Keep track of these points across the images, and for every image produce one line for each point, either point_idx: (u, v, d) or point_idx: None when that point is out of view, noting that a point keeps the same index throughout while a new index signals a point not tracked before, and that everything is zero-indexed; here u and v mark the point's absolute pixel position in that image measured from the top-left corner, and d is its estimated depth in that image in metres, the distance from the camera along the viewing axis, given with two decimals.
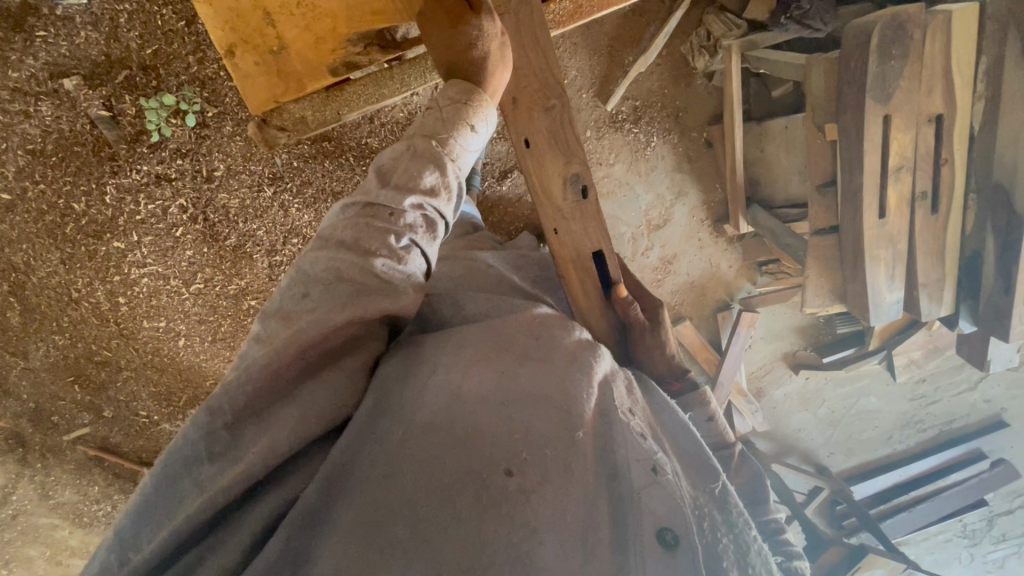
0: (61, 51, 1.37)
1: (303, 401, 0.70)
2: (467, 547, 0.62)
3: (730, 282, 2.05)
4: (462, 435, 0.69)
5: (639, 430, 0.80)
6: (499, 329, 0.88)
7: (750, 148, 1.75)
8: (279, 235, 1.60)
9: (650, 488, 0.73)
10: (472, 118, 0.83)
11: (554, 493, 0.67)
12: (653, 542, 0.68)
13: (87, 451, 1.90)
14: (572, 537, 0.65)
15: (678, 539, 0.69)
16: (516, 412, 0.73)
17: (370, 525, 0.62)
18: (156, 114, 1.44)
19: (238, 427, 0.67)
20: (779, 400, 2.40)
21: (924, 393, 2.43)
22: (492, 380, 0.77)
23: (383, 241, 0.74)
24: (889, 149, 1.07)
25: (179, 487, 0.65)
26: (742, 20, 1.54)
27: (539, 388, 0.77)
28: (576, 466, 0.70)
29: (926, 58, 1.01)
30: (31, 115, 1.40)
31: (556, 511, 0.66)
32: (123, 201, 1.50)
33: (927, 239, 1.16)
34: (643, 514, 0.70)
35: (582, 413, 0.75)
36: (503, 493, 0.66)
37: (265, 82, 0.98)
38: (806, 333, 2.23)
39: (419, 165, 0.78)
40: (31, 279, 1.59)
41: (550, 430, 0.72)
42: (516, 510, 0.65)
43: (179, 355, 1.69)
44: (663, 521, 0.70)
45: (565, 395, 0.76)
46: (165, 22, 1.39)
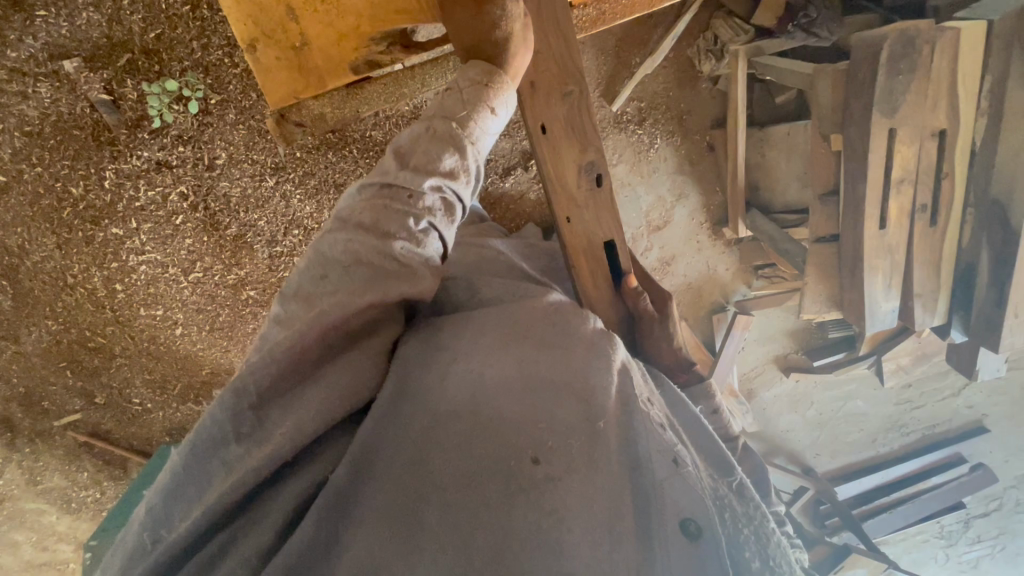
0: (62, 32, 1.34)
1: (323, 385, 0.70)
2: (496, 535, 0.63)
3: (727, 284, 2.08)
4: (487, 423, 0.70)
5: (658, 421, 0.81)
6: (517, 316, 0.88)
7: (752, 153, 1.77)
8: (280, 226, 1.59)
9: (672, 478, 0.74)
10: (494, 102, 0.82)
11: (580, 482, 0.68)
12: (677, 532, 0.69)
13: (77, 437, 1.88)
14: (599, 525, 0.66)
15: (702, 530, 0.70)
16: (539, 401, 0.74)
17: (398, 513, 0.64)
18: (159, 100, 1.42)
19: (264, 408, 0.67)
20: (768, 402, 2.44)
21: (908, 398, 2.49)
22: (515, 368, 0.78)
23: (403, 223, 0.74)
24: (892, 162, 1.09)
25: (208, 467, 0.65)
26: (750, 26, 1.55)
27: (562, 377, 0.78)
28: (600, 455, 0.72)
29: (932, 74, 1.03)
30: (29, 96, 1.38)
31: (582, 500, 0.67)
32: (123, 187, 1.48)
33: (925, 251, 1.19)
34: (666, 504, 0.71)
35: (604, 403, 0.77)
36: (530, 481, 0.67)
37: (287, 78, 1.05)
38: (798, 337, 2.27)
39: (439, 147, 0.78)
40: (25, 263, 1.56)
41: (574, 420, 0.73)
42: (544, 498, 0.66)
43: (175, 343, 1.68)
44: (686, 511, 0.71)
45: (587, 385, 0.78)
46: (168, 5, 1.36)
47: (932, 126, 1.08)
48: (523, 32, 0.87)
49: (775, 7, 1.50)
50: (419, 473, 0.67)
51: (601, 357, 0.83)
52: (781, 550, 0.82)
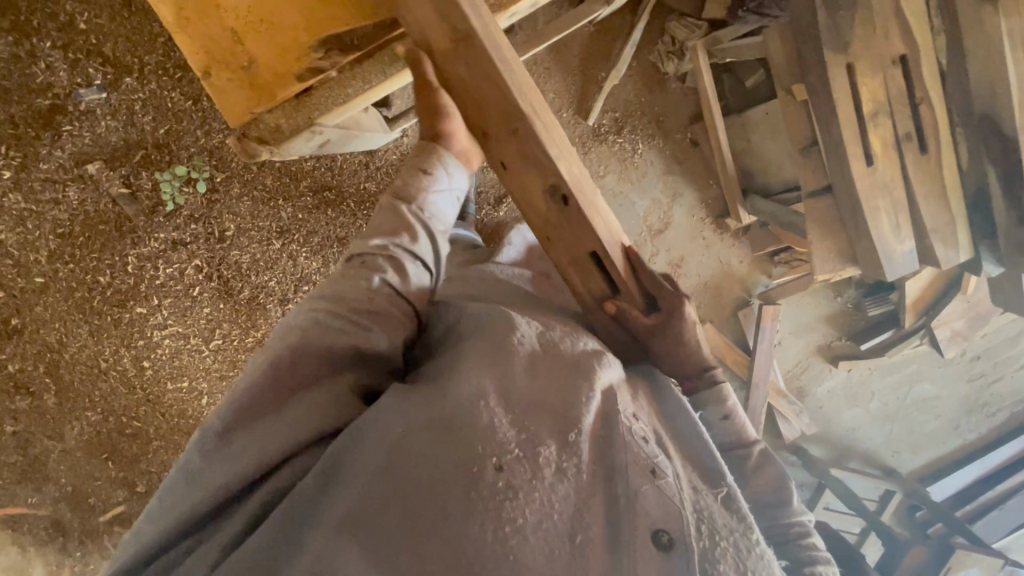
0: (85, 141, 1.52)
1: (289, 418, 0.68)
2: (445, 553, 0.57)
3: (744, 276, 2.02)
4: (448, 432, 0.64)
5: (641, 435, 0.69)
6: (500, 313, 0.83)
7: (737, 141, 1.77)
8: (290, 284, 1.68)
9: (649, 489, 0.64)
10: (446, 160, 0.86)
11: (545, 491, 0.61)
12: (647, 545, 0.60)
13: (123, 532, 1.90)
14: (560, 536, 0.59)
15: (673, 541, 0.60)
16: (516, 409, 0.67)
17: (350, 528, 0.58)
18: (170, 185, 1.56)
19: (230, 432, 0.66)
20: (825, 399, 2.26)
21: (982, 371, 2.25)
22: (493, 377, 0.71)
23: (359, 287, 0.76)
24: (860, 96, 1.08)
25: (181, 481, 0.65)
26: (703, 20, 1.62)
27: (544, 388, 0.71)
28: (570, 464, 0.63)
29: (874, 4, 1.05)
30: (61, 201, 1.54)
31: (544, 511, 0.60)
32: (144, 268, 1.59)
33: (926, 183, 1.14)
34: (638, 515, 0.61)
35: (582, 409, 0.68)
36: (490, 488, 0.60)
37: None
38: (838, 323, 2.13)
39: (393, 218, 0.82)
40: (65, 355, 1.67)
41: (546, 429, 0.66)
42: (501, 508, 0.59)
43: (203, 415, 1.72)
44: (659, 523, 0.62)
45: (564, 392, 0.71)
46: (174, 104, 1.53)
47: (890, 54, 1.08)
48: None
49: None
50: (380, 484, 0.60)
51: (568, 362, 0.76)
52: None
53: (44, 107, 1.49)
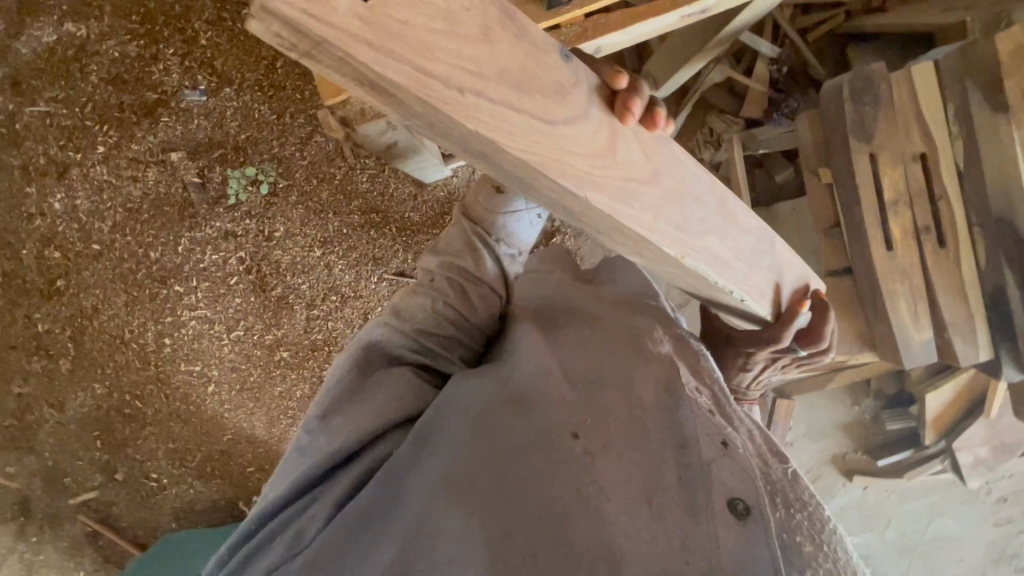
0: (176, 133, 1.70)
1: (385, 389, 0.72)
2: (536, 508, 0.58)
3: None
4: (525, 402, 0.67)
5: (705, 407, 0.71)
6: (568, 307, 0.89)
7: None
8: (319, 291, 1.76)
9: (720, 460, 0.64)
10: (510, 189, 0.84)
11: (619, 457, 0.62)
12: (723, 510, 0.60)
13: (86, 522, 1.83)
14: (637, 497, 0.59)
15: (750, 508, 0.60)
16: (589, 389, 0.70)
17: (445, 487, 0.60)
18: (237, 183, 1.71)
19: (328, 417, 0.70)
20: (836, 516, 2.13)
21: (1011, 518, 2.08)
22: (558, 361, 0.75)
23: (422, 315, 0.79)
24: (882, 185, 1.24)
25: (293, 458, 0.69)
26: (740, 118, 1.79)
27: (610, 367, 0.74)
28: (642, 436, 0.65)
29: (898, 104, 1.23)
30: (138, 180, 1.70)
31: (622, 475, 0.61)
32: (193, 251, 1.71)
33: (946, 277, 1.22)
34: (712, 484, 0.62)
35: (643, 389, 0.71)
36: (569, 454, 0.62)
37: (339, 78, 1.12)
38: (853, 433, 2.06)
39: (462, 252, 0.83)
40: (93, 322, 1.74)
41: (613, 402, 0.68)
42: (584, 470, 0.60)
43: (205, 403, 1.78)
44: (734, 491, 0.62)
45: (628, 370, 0.73)
46: (260, 115, 1.72)
47: (912, 150, 1.23)
48: (530, 61, 0.55)
49: (759, 102, 1.75)
50: (469, 448, 0.63)
51: (635, 345, 0.79)
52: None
53: (151, 99, 1.70)
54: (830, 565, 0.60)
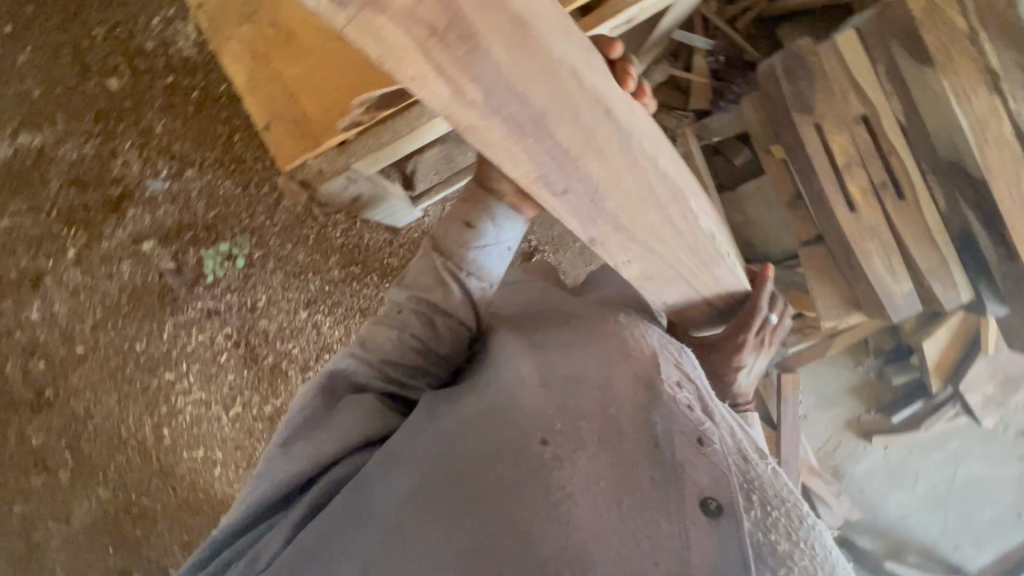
0: (145, 223, 1.71)
1: (354, 416, 0.76)
2: (495, 517, 0.58)
3: None
4: (497, 413, 0.68)
5: (685, 405, 0.70)
6: (543, 314, 0.90)
7: (734, 214, 1.89)
8: (312, 352, 1.76)
9: (694, 458, 0.63)
10: (493, 212, 0.88)
11: (589, 460, 0.62)
12: (695, 511, 0.58)
13: None
14: (601, 500, 0.59)
15: (722, 508, 0.58)
16: (562, 392, 0.70)
17: (406, 502, 0.62)
18: (213, 260, 1.72)
19: (293, 441, 0.75)
20: (864, 479, 2.13)
21: None
22: (536, 369, 0.74)
23: (392, 344, 0.83)
24: (832, 151, 1.29)
25: (265, 475, 0.74)
26: (690, 111, 1.84)
27: (586, 369, 0.74)
28: (614, 437, 0.65)
29: (830, 75, 1.28)
30: (113, 276, 1.70)
31: (590, 478, 0.60)
32: (178, 336, 1.70)
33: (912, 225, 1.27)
34: (685, 484, 0.60)
35: (620, 389, 0.71)
36: (538, 460, 0.61)
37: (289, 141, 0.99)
38: (862, 394, 2.08)
39: (431, 280, 0.87)
40: (88, 426, 1.71)
41: (589, 405, 0.68)
42: (547, 477, 0.60)
43: (215, 487, 1.75)
44: (707, 491, 0.60)
45: (605, 373, 0.73)
46: (225, 191, 1.74)
47: (852, 114, 1.29)
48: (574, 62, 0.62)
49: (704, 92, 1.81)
50: (439, 463, 0.65)
51: (609, 342, 0.81)
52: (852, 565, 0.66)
53: (115, 195, 1.71)
54: (812, 566, 0.57)
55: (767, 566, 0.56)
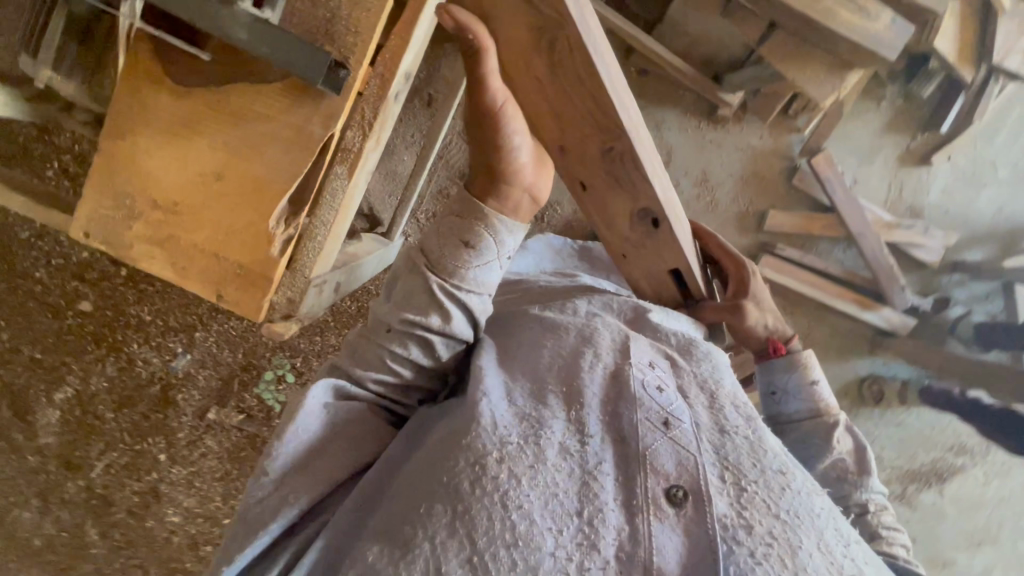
0: (197, 397, 1.80)
1: (336, 456, 0.79)
2: (458, 529, 0.68)
3: (771, 149, 1.93)
4: (461, 434, 0.75)
5: (656, 387, 0.82)
6: (515, 315, 0.97)
7: (679, 42, 1.74)
8: None
9: (660, 445, 0.75)
10: (495, 228, 0.78)
11: (545, 469, 0.71)
12: (662, 500, 0.71)
13: None
14: (563, 509, 0.69)
15: (685, 495, 0.71)
16: (529, 403, 0.78)
17: (390, 527, 0.70)
18: (270, 391, 1.80)
19: (285, 479, 0.76)
20: (943, 202, 2.02)
21: None
22: (507, 377, 0.83)
23: (379, 359, 0.83)
24: None
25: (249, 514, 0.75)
26: None
27: (558, 367, 0.82)
28: (584, 443, 0.75)
29: None
30: (207, 452, 1.82)
31: (544, 490, 0.70)
32: None
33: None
34: (649, 471, 0.73)
35: (588, 385, 0.80)
36: (492, 482, 0.70)
37: (250, 286, 0.86)
38: (901, 124, 1.92)
39: (421, 297, 0.80)
40: None
41: (558, 413, 0.77)
42: (506, 496, 0.69)
43: None
44: (672, 478, 0.73)
45: (574, 368, 0.83)
46: (237, 330, 1.78)
47: None
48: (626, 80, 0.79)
49: None
50: (416, 488, 0.72)
51: (556, 329, 0.89)
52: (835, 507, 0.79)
53: (158, 390, 1.79)
54: (780, 531, 0.71)
55: (729, 545, 0.69)
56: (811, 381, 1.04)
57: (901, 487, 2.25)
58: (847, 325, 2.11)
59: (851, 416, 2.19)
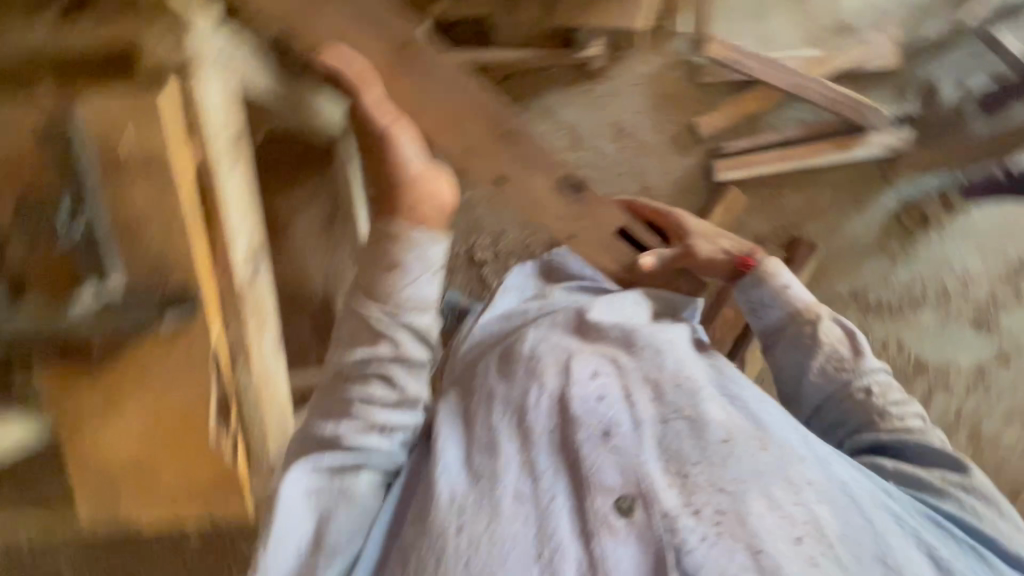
0: None
1: (330, 538, 1.11)
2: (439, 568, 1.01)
3: (661, 66, 1.85)
4: (452, 504, 1.05)
5: (597, 402, 1.12)
6: (469, 370, 1.27)
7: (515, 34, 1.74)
8: None
9: (603, 463, 1.06)
10: (420, 242, 1.14)
11: (509, 521, 1.03)
12: (613, 510, 1.03)
13: None
14: (527, 550, 1.00)
15: (629, 505, 1.03)
16: (503, 448, 1.09)
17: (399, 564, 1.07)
18: None
19: (278, 550, 1.08)
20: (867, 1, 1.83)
21: None
22: (470, 432, 1.14)
23: (360, 389, 1.14)
24: None
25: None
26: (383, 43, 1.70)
27: (517, 412, 1.13)
28: (539, 478, 1.06)
29: None
30: None
31: (513, 528, 1.02)
32: None
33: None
34: (597, 493, 1.04)
35: (539, 420, 1.11)
36: (473, 537, 1.02)
37: (205, 489, 1.14)
38: None
39: (372, 327, 1.14)
40: None
41: (514, 456, 1.08)
42: (483, 549, 1.00)
43: None
44: (617, 491, 1.04)
45: (524, 407, 1.13)
46: None
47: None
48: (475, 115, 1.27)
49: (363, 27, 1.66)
50: (413, 530, 1.08)
51: (507, 375, 1.17)
52: (780, 439, 1.08)
53: None
54: (708, 498, 1.02)
55: (666, 536, 1.00)
56: (782, 287, 1.31)
57: (1013, 288, 1.99)
58: (849, 171, 1.90)
59: (914, 252, 1.96)
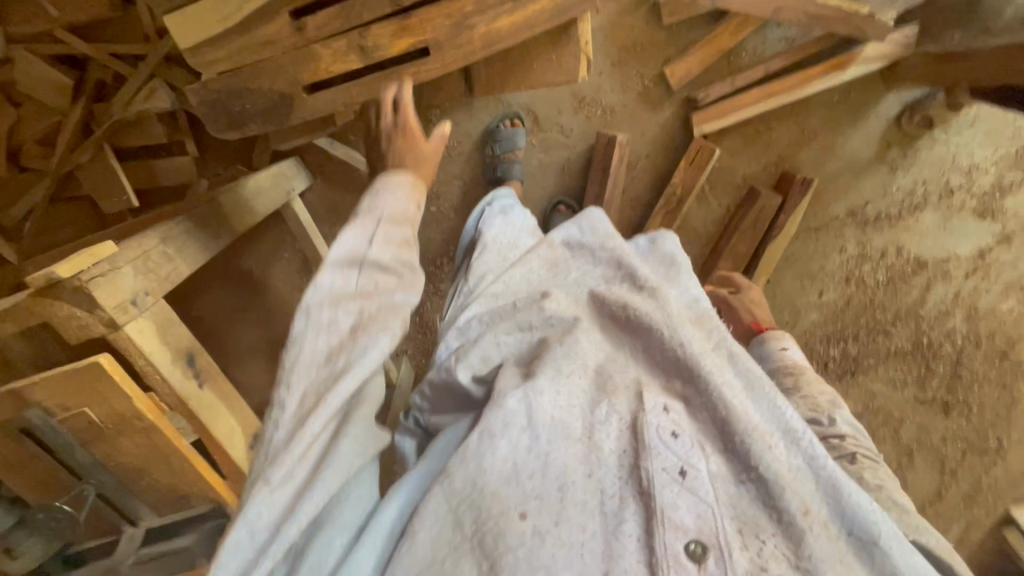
0: None
1: None
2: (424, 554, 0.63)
3: (616, 13, 1.61)
4: (467, 493, 0.66)
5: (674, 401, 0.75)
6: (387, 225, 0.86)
7: None
8: None
9: (693, 481, 0.67)
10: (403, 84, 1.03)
11: (565, 532, 0.63)
12: (702, 547, 0.62)
13: None
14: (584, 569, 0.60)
15: (705, 551, 0.62)
16: (538, 445, 0.69)
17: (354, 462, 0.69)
18: None
19: None
20: None
21: None
22: (496, 450, 0.69)
23: (391, 211, 0.87)
24: None
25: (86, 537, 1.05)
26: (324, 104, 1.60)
27: (563, 460, 0.68)
28: (574, 493, 0.66)
29: None
30: None
31: (554, 537, 0.62)
32: None
33: None
34: (679, 500, 0.65)
35: (582, 466, 0.68)
36: (507, 539, 0.62)
37: None
38: None
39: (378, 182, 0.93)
40: None
41: (565, 461, 0.68)
42: (506, 549, 0.61)
43: None
44: (706, 516, 0.65)
45: (522, 479, 0.66)
46: None
47: None
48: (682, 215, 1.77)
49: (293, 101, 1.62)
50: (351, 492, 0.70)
51: (544, 443, 0.69)
52: (853, 498, 0.67)
53: None
54: None
55: None
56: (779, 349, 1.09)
57: (1017, 172, 1.94)
58: (843, 87, 1.78)
59: (914, 158, 1.89)
